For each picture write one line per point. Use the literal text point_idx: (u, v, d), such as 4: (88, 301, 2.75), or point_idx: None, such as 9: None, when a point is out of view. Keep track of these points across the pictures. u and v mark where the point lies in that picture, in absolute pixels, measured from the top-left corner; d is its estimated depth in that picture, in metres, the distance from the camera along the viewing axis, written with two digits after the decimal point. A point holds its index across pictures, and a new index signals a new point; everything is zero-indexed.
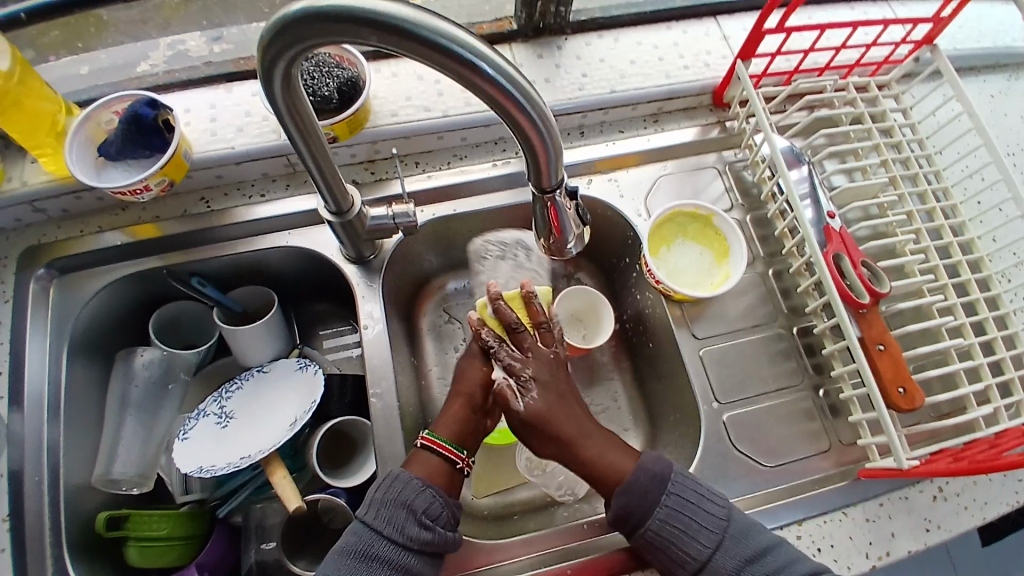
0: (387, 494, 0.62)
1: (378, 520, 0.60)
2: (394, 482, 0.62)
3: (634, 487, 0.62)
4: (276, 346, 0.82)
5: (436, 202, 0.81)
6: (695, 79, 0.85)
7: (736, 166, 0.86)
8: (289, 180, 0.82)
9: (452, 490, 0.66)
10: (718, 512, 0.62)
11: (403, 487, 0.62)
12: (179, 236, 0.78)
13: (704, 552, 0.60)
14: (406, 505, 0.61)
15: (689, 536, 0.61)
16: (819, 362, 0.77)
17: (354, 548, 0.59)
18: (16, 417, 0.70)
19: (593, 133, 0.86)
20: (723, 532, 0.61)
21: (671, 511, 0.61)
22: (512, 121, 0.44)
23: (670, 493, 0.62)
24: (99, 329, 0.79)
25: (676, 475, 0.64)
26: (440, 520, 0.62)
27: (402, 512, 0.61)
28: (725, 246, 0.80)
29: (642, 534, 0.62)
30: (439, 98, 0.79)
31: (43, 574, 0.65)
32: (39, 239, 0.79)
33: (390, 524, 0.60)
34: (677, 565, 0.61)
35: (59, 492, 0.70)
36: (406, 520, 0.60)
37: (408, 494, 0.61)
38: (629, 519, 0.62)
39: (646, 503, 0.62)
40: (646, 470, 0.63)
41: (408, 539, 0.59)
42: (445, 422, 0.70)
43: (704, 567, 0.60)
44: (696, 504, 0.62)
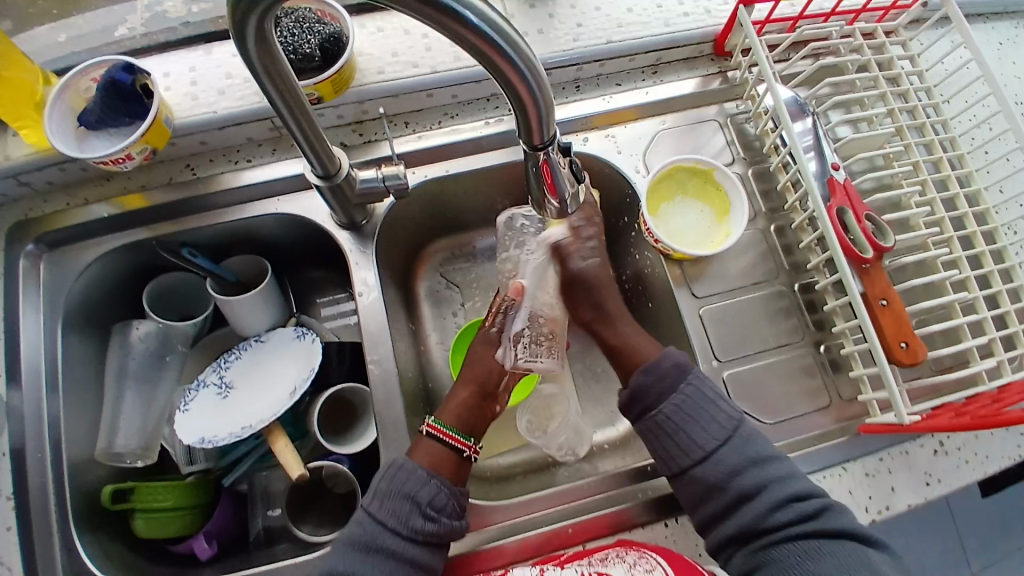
0: (390, 484, 0.62)
1: (381, 511, 0.60)
2: (397, 473, 0.63)
3: (657, 367, 0.67)
4: (272, 315, 0.81)
5: (429, 164, 0.79)
6: (694, 27, 0.81)
7: (737, 118, 0.84)
8: (276, 145, 0.79)
9: (456, 479, 0.67)
10: (732, 413, 0.65)
11: (407, 478, 0.62)
12: (167, 206, 0.77)
13: (709, 444, 0.63)
14: (409, 496, 0.61)
15: (697, 425, 0.64)
16: (820, 319, 0.76)
17: (358, 538, 0.59)
18: (15, 392, 0.70)
19: (589, 87, 0.83)
20: (732, 432, 0.63)
21: (687, 399, 0.65)
22: (498, 73, 0.42)
23: (689, 383, 0.66)
24: (92, 302, 0.78)
25: (697, 373, 0.67)
26: (446, 511, 0.62)
27: (407, 504, 0.61)
28: (725, 202, 0.78)
29: (654, 416, 0.65)
30: (427, 54, 0.76)
31: (53, 544, 0.66)
32: (26, 212, 0.78)
33: (394, 515, 0.60)
34: (680, 453, 0.63)
35: (63, 465, 0.70)
36: (410, 511, 0.61)
37: (412, 486, 0.62)
38: (641, 399, 0.67)
39: (662, 386, 0.66)
40: (670, 359, 0.68)
41: (412, 531, 0.60)
42: (452, 408, 0.71)
43: (708, 456, 0.62)
44: (709, 400, 0.65)
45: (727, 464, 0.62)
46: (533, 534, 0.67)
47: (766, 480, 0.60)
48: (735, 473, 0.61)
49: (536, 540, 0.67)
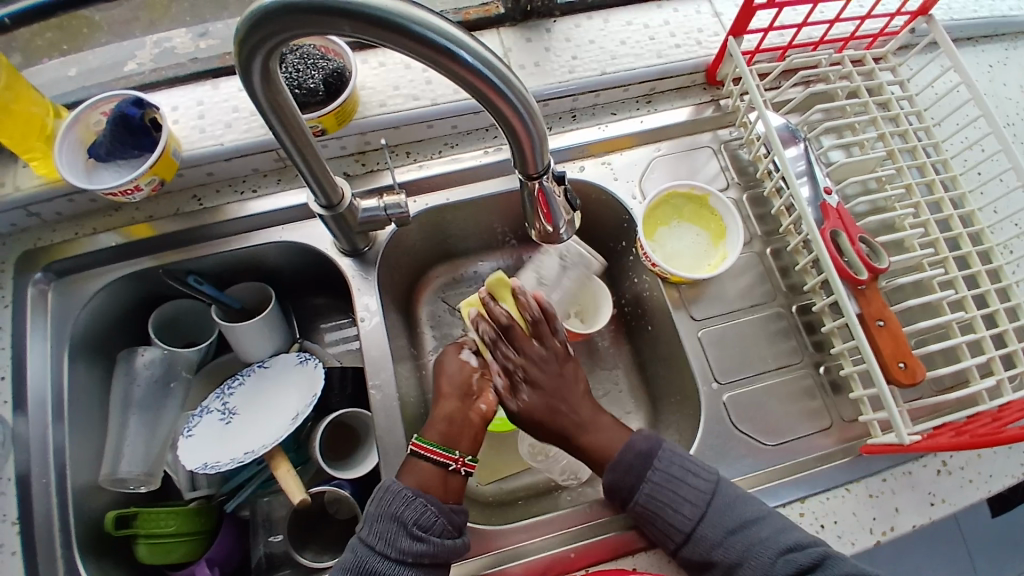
0: (380, 507, 0.62)
1: (371, 536, 0.60)
2: (384, 495, 0.62)
3: (619, 464, 0.66)
4: (275, 341, 0.83)
5: (429, 192, 0.81)
6: (687, 58, 0.84)
7: (730, 145, 0.85)
8: (281, 175, 0.81)
9: (450, 492, 0.66)
10: (701, 486, 0.63)
11: (393, 499, 0.62)
12: (174, 236, 0.78)
13: (687, 523, 0.62)
14: (396, 517, 0.61)
15: (672, 509, 0.63)
16: (819, 340, 0.77)
17: (350, 566, 0.59)
18: (21, 419, 0.71)
19: (585, 117, 0.85)
20: (707, 506, 0.63)
21: (656, 486, 0.64)
22: (493, 108, 0.43)
23: (654, 469, 0.65)
24: (98, 330, 0.79)
25: (664, 452, 0.66)
26: (436, 531, 0.61)
27: (394, 526, 0.60)
28: (721, 226, 0.79)
29: (633, 506, 0.65)
30: (427, 87, 0.78)
31: (55, 571, 0.66)
32: (35, 242, 0.79)
33: (382, 538, 0.60)
34: (665, 536, 0.63)
35: (67, 493, 0.70)
36: (397, 533, 0.60)
37: (397, 506, 0.61)
38: (618, 492, 0.66)
39: (629, 481, 0.65)
40: (640, 438, 0.67)
41: (401, 552, 0.59)
42: (435, 426, 0.70)
43: (690, 535, 0.62)
44: (679, 481, 0.64)
45: (711, 541, 0.61)
46: (538, 559, 0.67)
47: (748, 547, 0.60)
48: (718, 544, 0.61)
49: (540, 565, 0.67)
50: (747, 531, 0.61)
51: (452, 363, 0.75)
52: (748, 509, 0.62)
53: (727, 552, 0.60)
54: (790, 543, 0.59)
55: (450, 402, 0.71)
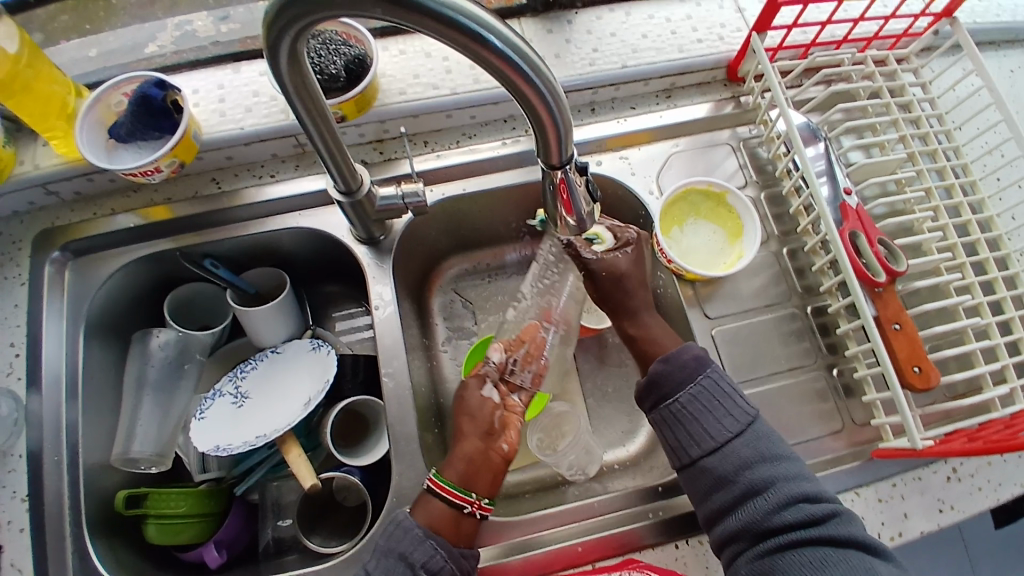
0: (389, 543, 0.62)
1: (376, 570, 0.60)
2: (394, 531, 0.62)
3: (676, 359, 0.68)
4: (289, 327, 0.83)
5: (446, 182, 0.80)
6: (708, 53, 0.83)
7: (749, 143, 0.85)
8: (299, 161, 0.81)
9: (460, 536, 0.65)
10: (748, 409, 0.65)
11: (403, 536, 0.62)
12: (191, 219, 0.79)
13: (722, 435, 0.64)
14: (403, 556, 0.61)
15: (713, 417, 0.65)
16: (833, 342, 0.77)
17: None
18: (35, 396, 0.72)
19: (604, 110, 0.85)
20: (745, 426, 0.64)
21: (704, 390, 0.66)
22: (521, 96, 0.43)
23: (706, 376, 0.67)
24: (115, 310, 0.80)
25: (717, 369, 0.68)
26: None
27: (400, 565, 0.60)
28: (738, 224, 0.78)
29: (670, 406, 0.67)
30: (447, 76, 0.78)
31: (64, 549, 0.67)
32: (53, 221, 0.80)
33: (387, 575, 0.60)
34: (692, 443, 0.65)
35: (79, 470, 0.71)
36: (402, 573, 0.60)
37: (406, 545, 0.61)
38: (660, 389, 0.68)
39: (682, 376, 0.67)
40: (690, 351, 0.69)
41: None
42: (455, 465, 0.68)
43: (719, 448, 0.63)
44: (726, 395, 0.66)
45: (740, 458, 0.62)
46: (544, 550, 0.68)
47: (774, 477, 0.60)
48: (745, 466, 0.62)
49: (545, 557, 0.67)
50: (774, 466, 0.61)
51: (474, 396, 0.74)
52: (782, 447, 0.63)
53: (755, 475, 0.61)
54: (809, 494, 0.59)
55: (469, 442, 0.70)
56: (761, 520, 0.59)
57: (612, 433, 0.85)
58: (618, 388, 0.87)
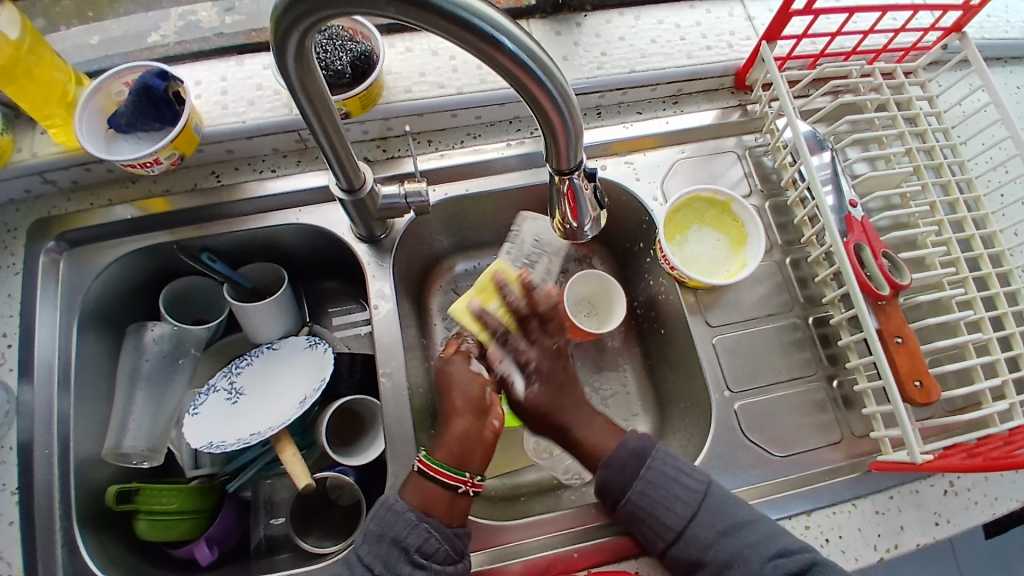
0: (380, 527, 0.61)
1: (370, 555, 0.60)
2: (386, 514, 0.62)
3: (615, 462, 0.65)
4: (286, 323, 0.82)
5: (450, 182, 0.80)
6: (717, 61, 0.83)
7: (755, 151, 0.84)
8: (300, 156, 0.80)
9: (455, 516, 0.65)
10: (696, 485, 0.63)
11: (395, 521, 0.61)
12: (190, 211, 0.78)
13: (679, 523, 0.62)
14: (398, 542, 0.60)
15: (665, 508, 0.63)
16: (833, 353, 0.76)
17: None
18: (26, 388, 0.71)
19: (610, 114, 0.84)
20: (699, 505, 0.62)
21: (649, 483, 0.64)
22: (531, 99, 0.42)
23: (648, 467, 0.64)
24: (110, 302, 0.79)
25: (660, 451, 0.66)
26: (439, 557, 0.60)
27: (394, 550, 0.60)
28: (742, 232, 0.77)
29: (623, 507, 0.64)
30: (453, 76, 0.77)
31: (52, 544, 0.66)
32: (49, 210, 0.78)
33: (382, 561, 0.59)
34: (655, 536, 0.63)
35: (70, 464, 0.70)
36: (398, 558, 0.59)
37: (400, 529, 0.61)
38: (609, 491, 0.65)
39: (625, 477, 0.65)
40: (627, 447, 0.66)
41: None
42: (447, 444, 0.68)
43: (680, 535, 0.62)
44: (673, 481, 0.63)
45: (702, 540, 0.61)
46: (538, 556, 0.67)
47: (739, 548, 0.60)
48: (708, 547, 0.61)
49: (538, 563, 0.67)
50: (739, 536, 0.60)
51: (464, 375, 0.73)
52: (741, 512, 0.62)
53: (719, 553, 0.60)
54: (783, 549, 0.59)
55: (462, 420, 0.70)
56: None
57: None
58: (616, 393, 0.86)
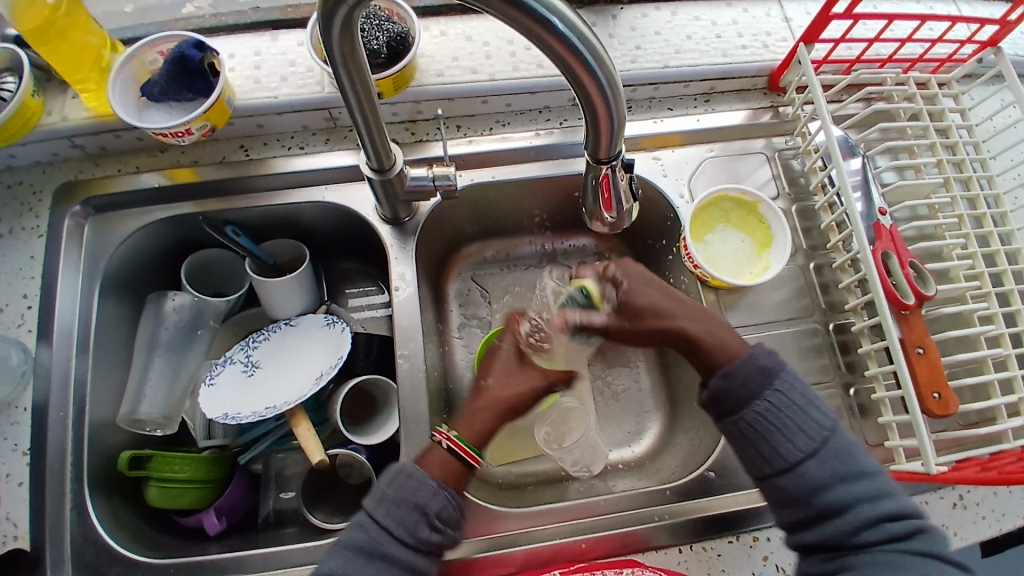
0: (398, 492, 0.60)
1: (388, 518, 0.59)
2: (408, 481, 0.61)
3: (737, 374, 0.63)
4: (304, 300, 0.82)
5: (476, 168, 0.79)
6: (752, 61, 0.82)
7: (783, 154, 0.84)
8: (328, 135, 0.80)
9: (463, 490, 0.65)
10: (822, 423, 0.61)
11: (417, 487, 0.61)
12: (216, 183, 0.78)
13: (796, 454, 0.60)
14: (418, 506, 0.60)
15: (784, 435, 0.60)
16: (852, 360, 0.76)
17: (360, 542, 0.58)
18: (46, 349, 0.71)
19: (641, 109, 0.84)
20: (821, 442, 0.60)
21: (773, 406, 0.61)
22: (579, 86, 0.43)
23: (774, 391, 0.62)
24: (132, 270, 0.79)
25: (787, 377, 0.63)
26: (451, 524, 0.62)
27: (413, 513, 0.60)
28: (768, 235, 0.76)
29: (737, 424, 0.62)
30: (486, 61, 0.77)
31: (64, 505, 0.67)
32: (76, 174, 0.79)
33: (399, 522, 0.59)
34: (763, 462, 0.61)
35: (85, 427, 0.71)
36: (417, 521, 0.60)
37: (421, 495, 0.60)
38: (723, 403, 0.63)
39: (744, 393, 0.63)
40: (752, 364, 0.63)
41: (417, 541, 0.59)
42: (468, 425, 0.68)
43: (793, 468, 0.60)
44: (801, 410, 0.61)
45: (816, 478, 0.59)
46: (544, 544, 0.68)
47: (849, 500, 0.57)
48: (823, 486, 0.58)
49: (544, 551, 0.67)
50: (852, 486, 0.58)
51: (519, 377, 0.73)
52: (863, 461, 0.60)
53: (830, 497, 0.58)
54: (891, 512, 0.57)
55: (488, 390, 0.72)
56: (841, 536, 0.57)
57: (619, 433, 0.85)
58: (628, 388, 0.87)
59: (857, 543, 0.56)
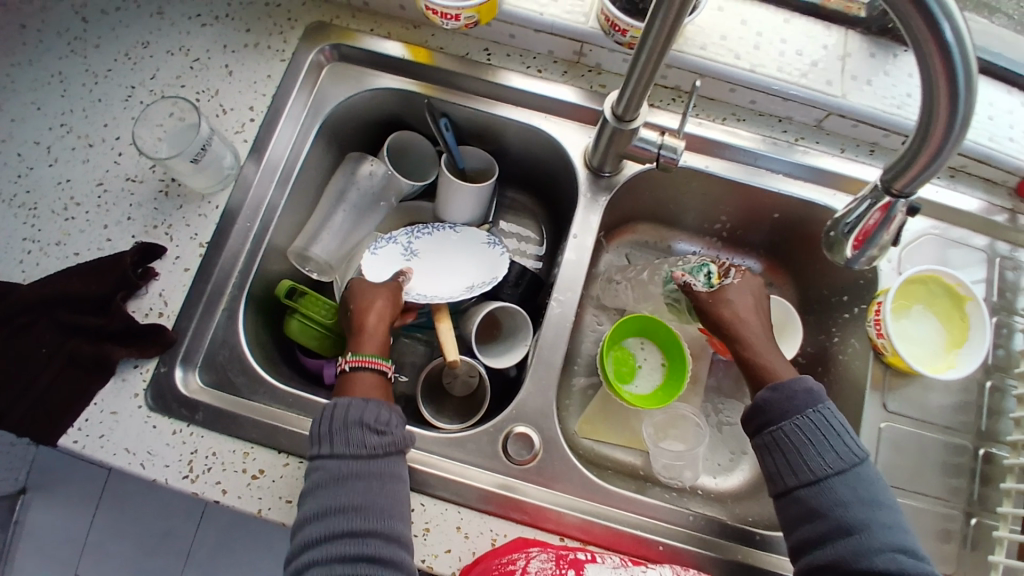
0: (334, 423, 0.61)
1: (337, 444, 0.60)
2: (338, 409, 0.61)
3: (786, 389, 0.66)
4: (481, 212, 0.85)
5: (696, 153, 0.78)
6: (1018, 155, 0.76)
7: (1002, 262, 0.78)
8: (568, 68, 0.80)
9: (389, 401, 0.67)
10: (856, 450, 0.62)
11: (348, 407, 0.61)
12: (448, 74, 0.80)
13: (822, 470, 0.61)
14: (357, 421, 0.61)
15: (815, 451, 0.62)
16: (987, 493, 0.71)
17: (321, 482, 0.58)
18: (252, 164, 0.76)
19: (883, 157, 0.78)
20: (848, 466, 0.61)
21: (809, 422, 0.63)
22: (931, 114, 0.41)
23: (816, 411, 0.64)
24: (346, 124, 0.83)
25: (830, 406, 0.64)
26: (395, 424, 0.62)
27: (354, 429, 0.60)
28: (964, 333, 0.71)
29: (772, 432, 0.64)
30: (753, 51, 0.74)
31: (219, 304, 0.72)
32: (331, 18, 0.82)
33: (346, 443, 0.60)
34: (789, 472, 0.62)
35: (259, 245, 0.76)
36: (360, 433, 0.60)
37: (353, 411, 0.61)
38: (764, 413, 0.66)
39: (787, 406, 0.65)
40: (803, 382, 0.65)
41: (368, 448, 0.60)
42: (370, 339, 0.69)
43: (817, 482, 0.61)
44: (835, 433, 0.62)
45: (838, 498, 0.60)
46: (625, 530, 0.67)
47: (870, 522, 0.58)
48: (842, 504, 0.59)
49: (623, 537, 0.67)
50: (873, 511, 0.58)
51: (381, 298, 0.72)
52: (884, 494, 0.60)
53: (847, 514, 0.58)
54: (905, 546, 0.57)
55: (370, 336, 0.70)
56: (851, 556, 0.57)
57: (711, 460, 0.83)
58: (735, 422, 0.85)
59: (862, 568, 0.56)
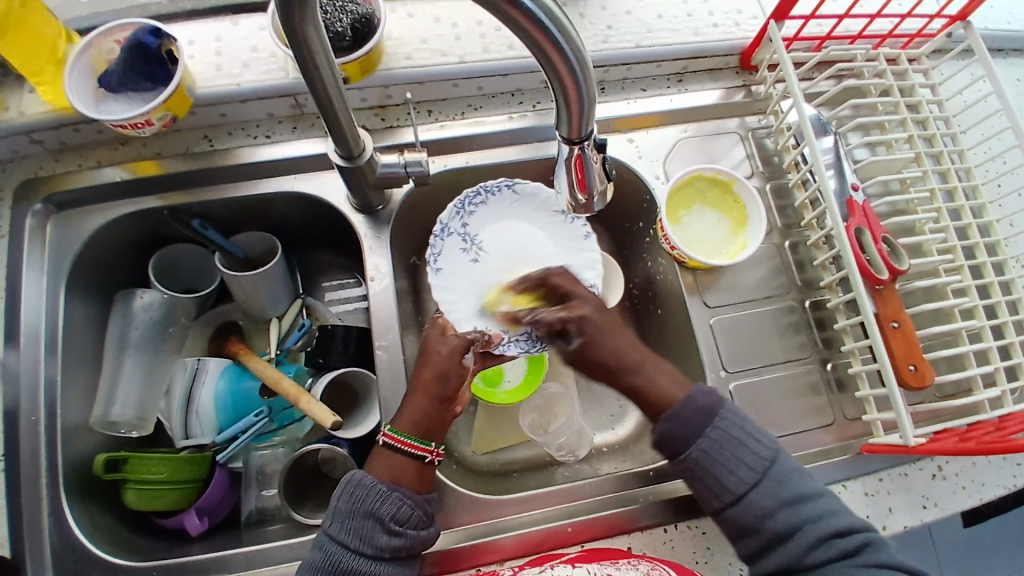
0: (352, 503, 0.59)
1: (343, 532, 0.58)
2: (357, 489, 0.59)
3: (681, 416, 0.61)
4: (280, 290, 0.81)
5: (449, 154, 0.78)
6: (724, 39, 0.82)
7: (757, 133, 0.83)
8: (296, 123, 0.78)
9: (424, 486, 0.64)
10: (766, 452, 0.60)
11: (366, 495, 0.59)
12: (180, 175, 0.75)
13: (740, 487, 0.59)
14: (371, 514, 0.58)
15: (727, 468, 0.59)
16: (828, 337, 0.77)
17: (322, 566, 0.56)
18: (13, 353, 0.69)
19: (614, 90, 0.83)
20: (763, 472, 0.59)
21: (715, 442, 0.60)
22: (555, 75, 0.42)
23: (714, 426, 0.60)
24: (100, 266, 0.77)
25: (726, 412, 0.61)
26: (412, 525, 0.60)
27: (369, 522, 0.58)
28: (743, 214, 0.76)
29: (684, 461, 0.60)
30: (456, 43, 0.75)
31: (40, 512, 0.65)
32: (37, 172, 0.75)
33: (357, 535, 0.57)
34: (711, 496, 0.60)
35: (56, 431, 0.69)
36: (373, 529, 0.58)
37: (374, 502, 0.59)
38: (667, 444, 0.61)
39: (688, 432, 0.61)
40: (694, 403, 0.61)
41: (377, 551, 0.57)
42: (408, 413, 0.65)
43: (740, 500, 0.58)
44: (738, 442, 0.60)
45: (762, 509, 0.58)
46: (531, 530, 0.67)
47: (800, 521, 0.56)
48: (769, 514, 0.57)
49: (532, 538, 0.67)
50: (799, 509, 0.57)
51: (448, 349, 0.68)
52: (805, 486, 0.59)
53: (777, 523, 0.57)
54: (840, 528, 0.56)
55: (421, 396, 0.66)
56: (795, 563, 0.56)
57: (602, 417, 0.85)
58: None
59: (809, 567, 0.56)
